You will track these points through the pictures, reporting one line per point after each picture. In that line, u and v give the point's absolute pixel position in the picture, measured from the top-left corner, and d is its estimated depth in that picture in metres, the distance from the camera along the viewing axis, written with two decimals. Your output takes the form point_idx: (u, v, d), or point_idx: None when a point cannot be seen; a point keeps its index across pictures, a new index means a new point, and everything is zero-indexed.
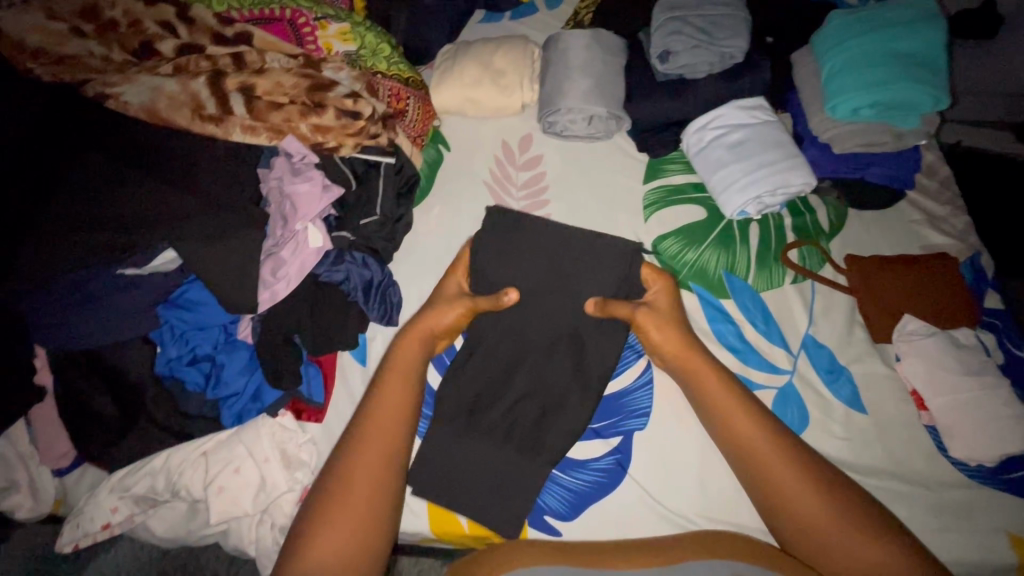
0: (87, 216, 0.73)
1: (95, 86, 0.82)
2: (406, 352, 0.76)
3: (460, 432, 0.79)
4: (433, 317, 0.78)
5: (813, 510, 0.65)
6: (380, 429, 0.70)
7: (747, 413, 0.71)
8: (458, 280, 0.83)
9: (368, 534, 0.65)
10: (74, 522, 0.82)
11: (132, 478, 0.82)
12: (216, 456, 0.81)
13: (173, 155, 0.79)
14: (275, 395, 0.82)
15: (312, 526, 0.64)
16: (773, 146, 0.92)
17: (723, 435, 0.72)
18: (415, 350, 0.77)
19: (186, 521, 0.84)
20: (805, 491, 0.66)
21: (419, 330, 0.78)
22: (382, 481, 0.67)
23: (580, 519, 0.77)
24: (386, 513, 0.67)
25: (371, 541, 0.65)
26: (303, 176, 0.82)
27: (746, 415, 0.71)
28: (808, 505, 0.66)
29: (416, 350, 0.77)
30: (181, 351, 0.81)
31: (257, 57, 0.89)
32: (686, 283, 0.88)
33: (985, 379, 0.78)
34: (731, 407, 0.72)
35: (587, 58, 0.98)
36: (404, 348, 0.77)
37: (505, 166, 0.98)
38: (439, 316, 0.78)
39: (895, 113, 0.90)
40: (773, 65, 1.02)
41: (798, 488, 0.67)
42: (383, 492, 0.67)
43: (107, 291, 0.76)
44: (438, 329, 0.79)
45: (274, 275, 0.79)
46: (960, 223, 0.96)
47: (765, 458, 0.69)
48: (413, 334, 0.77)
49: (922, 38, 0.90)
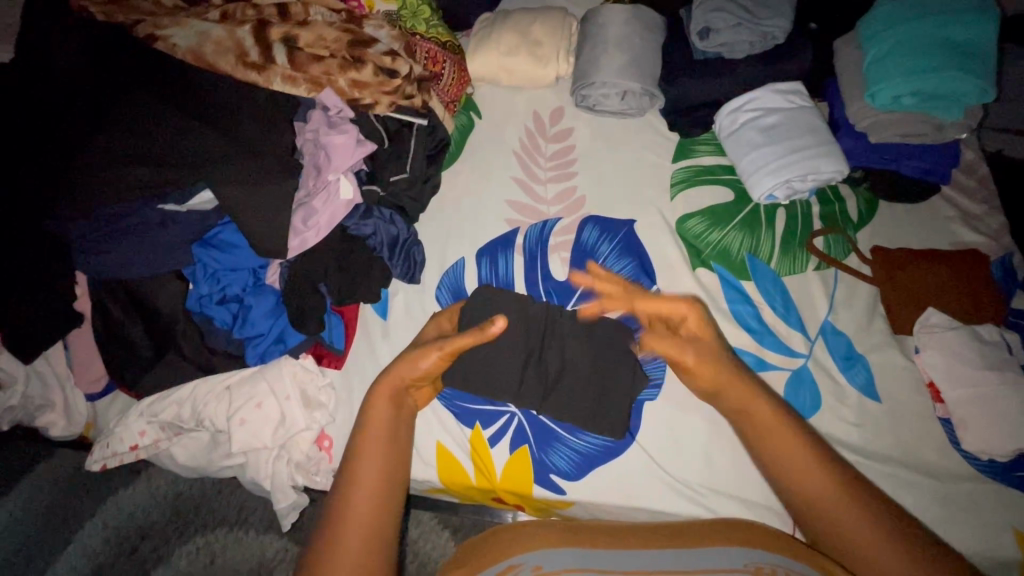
0: (135, 151, 0.76)
1: (147, 27, 0.84)
2: (377, 408, 0.71)
3: (468, 362, 0.81)
4: (408, 364, 0.73)
5: (855, 524, 0.62)
6: (376, 435, 0.69)
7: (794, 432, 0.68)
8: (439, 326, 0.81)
9: (382, 539, 0.62)
10: (104, 441, 0.86)
11: (160, 405, 0.86)
12: (241, 391, 0.84)
13: (213, 99, 0.81)
14: (299, 338, 0.86)
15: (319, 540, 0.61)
16: (807, 131, 0.91)
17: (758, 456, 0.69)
18: (386, 405, 0.71)
19: (207, 451, 0.87)
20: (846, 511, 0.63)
21: (390, 382, 0.72)
22: (384, 486, 0.65)
23: (586, 479, 0.79)
24: (389, 523, 0.64)
25: (381, 545, 0.62)
26: (339, 129, 0.84)
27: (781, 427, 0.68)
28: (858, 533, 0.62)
29: (387, 411, 0.71)
30: (212, 290, 0.83)
31: (302, 10, 0.90)
32: (707, 262, 0.88)
33: (1005, 375, 0.77)
34: (769, 430, 0.68)
35: (625, 32, 0.98)
36: (375, 403, 0.71)
37: (534, 137, 0.99)
38: (403, 366, 0.73)
39: (939, 103, 0.87)
40: (816, 51, 1.01)
41: (835, 501, 0.64)
42: (386, 500, 0.65)
43: (146, 225, 0.79)
44: (411, 376, 0.73)
45: (305, 224, 0.82)
46: (995, 223, 0.94)
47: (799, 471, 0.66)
48: (383, 388, 0.72)
49: (971, 28, 0.88)
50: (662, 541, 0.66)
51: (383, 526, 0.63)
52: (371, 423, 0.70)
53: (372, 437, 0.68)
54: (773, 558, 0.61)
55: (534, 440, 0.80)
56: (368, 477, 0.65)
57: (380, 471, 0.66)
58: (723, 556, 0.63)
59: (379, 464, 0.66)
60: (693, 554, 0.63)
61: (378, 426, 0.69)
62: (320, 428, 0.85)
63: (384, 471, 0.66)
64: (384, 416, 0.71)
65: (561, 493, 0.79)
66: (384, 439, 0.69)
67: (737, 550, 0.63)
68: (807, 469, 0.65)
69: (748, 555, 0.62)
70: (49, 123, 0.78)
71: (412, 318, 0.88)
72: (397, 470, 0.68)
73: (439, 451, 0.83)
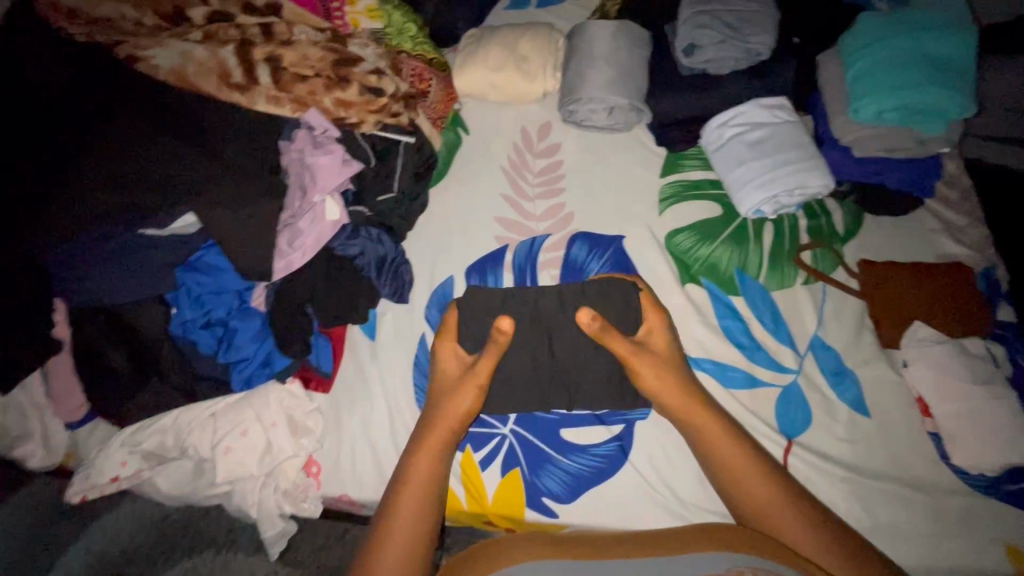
0: (116, 177, 0.74)
1: (127, 47, 0.82)
2: (423, 456, 0.71)
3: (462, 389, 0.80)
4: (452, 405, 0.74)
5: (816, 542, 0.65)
6: (417, 480, 0.70)
7: (735, 442, 0.71)
8: (452, 350, 0.79)
9: None
10: (84, 473, 0.84)
11: (142, 434, 0.84)
12: (226, 418, 0.83)
13: (197, 120, 0.80)
14: (285, 361, 0.83)
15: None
16: (793, 145, 0.92)
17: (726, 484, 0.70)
18: (433, 451, 0.72)
19: (191, 480, 0.85)
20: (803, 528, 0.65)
21: (442, 423, 0.74)
22: (420, 532, 0.67)
23: (577, 501, 0.78)
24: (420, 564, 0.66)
25: None
26: (324, 149, 0.84)
27: (733, 444, 0.71)
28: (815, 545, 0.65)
29: (436, 451, 0.72)
30: (196, 314, 0.82)
31: (285, 29, 0.90)
32: (696, 277, 0.88)
33: (992, 389, 0.78)
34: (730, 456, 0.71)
35: (612, 48, 0.98)
36: (422, 451, 0.72)
37: (522, 152, 0.98)
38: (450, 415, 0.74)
39: (919, 118, 0.89)
40: (800, 66, 1.01)
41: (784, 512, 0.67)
42: (422, 530, 0.68)
43: (129, 250, 0.78)
44: (459, 415, 0.74)
45: (291, 245, 0.81)
46: (978, 234, 0.95)
47: (750, 490, 0.69)
48: (433, 433, 0.73)
49: (951, 44, 0.89)
50: (651, 549, 0.63)
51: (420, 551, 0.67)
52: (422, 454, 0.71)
53: (415, 478, 0.70)
54: (753, 560, 0.59)
55: (525, 463, 0.80)
56: (404, 526, 0.67)
57: (417, 516, 0.68)
58: (703, 561, 0.60)
59: (416, 509, 0.68)
60: (680, 561, 0.60)
61: (422, 463, 0.71)
62: (308, 455, 0.83)
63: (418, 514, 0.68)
64: (431, 459, 0.71)
65: (554, 516, 0.78)
66: (427, 479, 0.70)
67: (722, 554, 0.60)
68: (747, 480, 0.69)
69: (731, 559, 0.59)
70: (23, 148, 0.76)
71: (401, 339, 0.86)
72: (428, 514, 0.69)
73: None
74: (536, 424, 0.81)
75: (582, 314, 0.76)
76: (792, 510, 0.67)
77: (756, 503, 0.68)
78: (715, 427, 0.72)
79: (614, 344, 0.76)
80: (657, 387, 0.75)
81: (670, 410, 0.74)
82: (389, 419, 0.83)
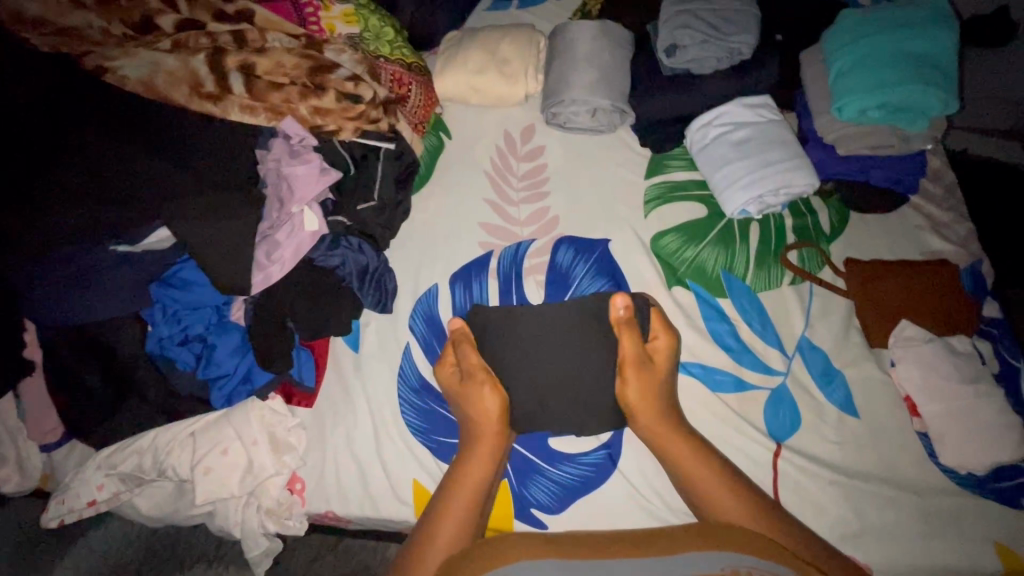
0: (84, 192, 0.72)
1: (95, 58, 0.80)
2: (470, 467, 0.73)
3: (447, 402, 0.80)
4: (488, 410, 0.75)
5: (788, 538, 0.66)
6: (464, 489, 0.71)
7: (695, 450, 0.73)
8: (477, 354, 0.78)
9: None
10: (60, 497, 0.82)
11: (119, 456, 0.82)
12: (205, 437, 0.81)
13: (167, 132, 0.78)
14: (266, 377, 0.82)
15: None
16: (777, 145, 0.91)
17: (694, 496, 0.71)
18: (481, 462, 0.73)
19: (172, 500, 0.84)
20: (770, 525, 0.67)
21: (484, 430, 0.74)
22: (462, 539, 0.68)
23: (566, 512, 0.77)
24: None
25: None
26: (302, 158, 0.82)
27: (694, 454, 0.72)
28: (787, 538, 0.66)
29: (482, 462, 0.73)
30: (172, 331, 0.80)
31: (258, 36, 0.88)
32: (683, 280, 0.88)
33: (980, 388, 0.78)
34: (694, 465, 0.72)
35: (593, 49, 0.97)
36: (470, 462, 0.73)
37: (506, 156, 0.97)
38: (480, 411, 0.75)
39: (903, 116, 0.88)
40: (782, 64, 1.01)
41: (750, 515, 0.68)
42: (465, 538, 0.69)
43: (98, 268, 0.75)
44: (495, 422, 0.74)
45: (269, 258, 0.79)
46: (963, 230, 0.95)
47: (714, 496, 0.70)
48: (480, 440, 0.74)
49: (933, 41, 0.89)
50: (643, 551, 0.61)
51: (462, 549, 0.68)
52: (471, 460, 0.73)
53: (462, 487, 0.71)
54: (749, 560, 0.57)
55: (513, 473, 0.79)
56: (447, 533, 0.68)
57: (461, 523, 0.69)
58: (700, 560, 0.58)
59: (459, 516, 0.69)
60: (674, 561, 0.58)
61: (472, 470, 0.72)
62: (292, 471, 0.82)
63: (462, 521, 0.69)
64: (479, 468, 0.72)
65: (543, 527, 0.77)
66: (472, 486, 0.71)
67: (718, 554, 0.58)
68: (713, 488, 0.70)
69: (728, 559, 0.57)
70: None
71: (385, 350, 0.85)
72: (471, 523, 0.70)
73: (416, 489, 0.80)
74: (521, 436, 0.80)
75: (619, 300, 0.76)
76: (764, 523, 0.67)
77: (721, 509, 0.69)
78: (675, 440, 0.73)
79: (626, 344, 0.75)
80: (629, 389, 0.74)
81: (642, 421, 0.74)
82: (374, 431, 0.82)
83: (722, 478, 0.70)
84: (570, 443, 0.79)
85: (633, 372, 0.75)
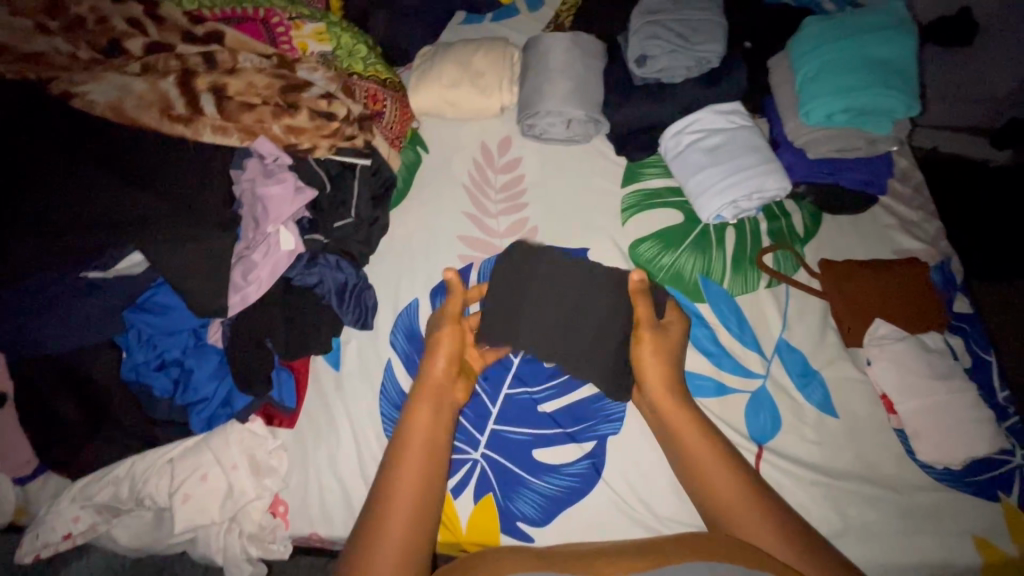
0: (51, 219, 0.70)
1: (61, 84, 0.79)
2: (423, 413, 0.72)
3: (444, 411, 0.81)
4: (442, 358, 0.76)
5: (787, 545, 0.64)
6: (417, 435, 0.70)
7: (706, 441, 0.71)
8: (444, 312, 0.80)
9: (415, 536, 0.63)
10: (33, 532, 0.78)
11: (95, 487, 0.80)
12: (184, 464, 0.79)
13: (137, 155, 0.77)
14: (247, 399, 0.82)
15: (358, 540, 0.63)
16: (748, 150, 0.92)
17: (702, 491, 0.70)
18: (432, 408, 0.73)
19: (152, 529, 0.81)
20: (768, 529, 0.65)
21: (437, 379, 0.75)
22: (422, 485, 0.67)
23: (552, 524, 0.77)
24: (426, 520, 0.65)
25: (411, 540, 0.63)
26: (276, 178, 0.81)
27: (707, 443, 0.71)
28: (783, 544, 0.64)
29: (432, 408, 0.73)
30: (148, 356, 0.80)
31: (229, 57, 0.88)
32: (662, 286, 0.88)
33: (953, 383, 0.79)
34: (703, 458, 0.70)
35: (567, 60, 0.97)
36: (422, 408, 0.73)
37: (483, 168, 0.98)
38: (438, 367, 0.76)
39: (869, 119, 0.89)
40: (751, 71, 1.03)
41: (751, 514, 0.66)
42: (424, 483, 0.67)
43: (66, 295, 0.75)
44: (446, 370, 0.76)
45: (245, 278, 0.78)
46: (932, 228, 0.97)
47: (712, 481, 0.69)
48: (431, 389, 0.74)
49: (893, 45, 0.91)
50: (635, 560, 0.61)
51: (419, 518, 0.65)
52: (422, 411, 0.72)
53: (415, 435, 0.70)
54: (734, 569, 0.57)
55: (498, 487, 0.79)
56: (405, 481, 0.66)
57: (419, 469, 0.68)
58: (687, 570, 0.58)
59: (417, 463, 0.68)
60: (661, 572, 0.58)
61: (423, 417, 0.72)
62: (273, 494, 0.81)
63: (420, 469, 0.68)
64: (430, 416, 0.72)
65: (530, 540, 0.77)
66: (426, 434, 0.70)
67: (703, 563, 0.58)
68: (718, 483, 0.69)
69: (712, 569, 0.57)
70: None
71: (366, 368, 0.85)
72: (430, 472, 0.68)
73: None
74: (506, 450, 0.80)
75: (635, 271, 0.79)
76: (761, 522, 0.65)
77: (724, 506, 0.67)
78: (689, 429, 0.72)
79: (642, 307, 0.78)
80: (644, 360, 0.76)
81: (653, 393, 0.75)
82: (357, 450, 0.82)
83: (729, 474, 0.69)
84: (556, 455, 0.79)
85: (649, 339, 0.77)
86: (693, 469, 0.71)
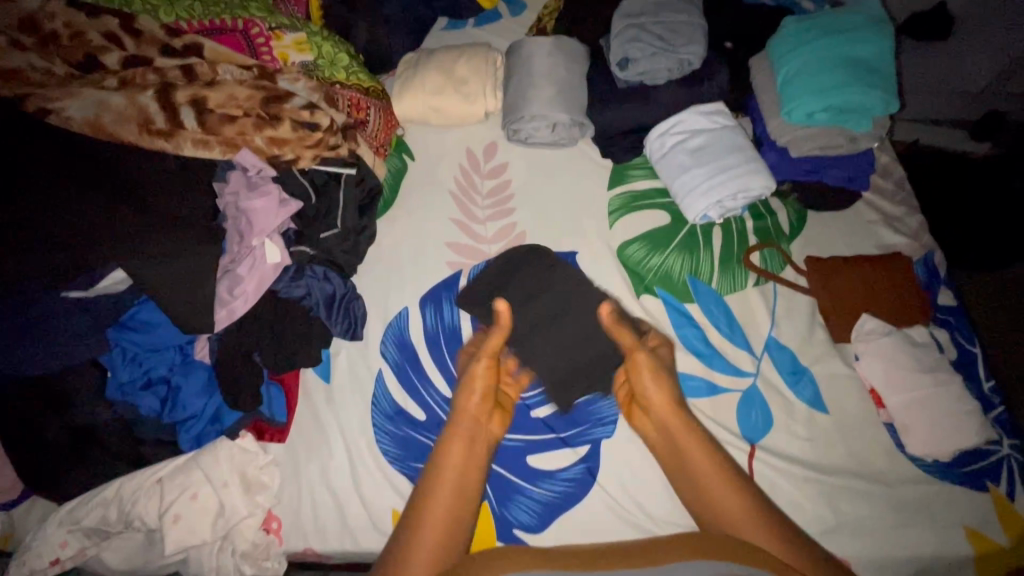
0: (27, 238, 0.69)
1: (36, 100, 0.78)
2: (453, 447, 0.71)
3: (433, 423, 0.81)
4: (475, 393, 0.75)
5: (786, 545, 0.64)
6: (449, 472, 0.70)
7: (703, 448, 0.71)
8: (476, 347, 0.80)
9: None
10: (19, 560, 0.77)
11: (82, 509, 0.78)
12: (172, 483, 0.78)
13: (117, 172, 0.76)
14: (235, 416, 0.81)
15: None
16: (732, 150, 0.93)
17: (701, 497, 0.70)
18: (463, 444, 0.72)
19: (143, 551, 0.80)
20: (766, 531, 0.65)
21: (467, 415, 0.74)
22: (452, 522, 0.66)
23: (548, 530, 0.77)
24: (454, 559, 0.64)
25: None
26: (259, 191, 0.81)
27: (704, 452, 0.71)
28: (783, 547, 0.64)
29: (464, 445, 0.72)
30: (134, 375, 0.79)
31: (209, 69, 0.87)
32: (651, 288, 0.89)
33: (939, 376, 0.80)
34: (700, 465, 0.71)
35: (550, 65, 0.97)
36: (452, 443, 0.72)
37: (469, 174, 0.97)
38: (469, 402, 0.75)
39: (850, 116, 0.90)
40: (733, 72, 1.03)
41: (749, 518, 0.66)
42: (453, 521, 0.66)
43: (47, 316, 0.73)
44: (480, 406, 0.75)
45: (231, 293, 0.78)
46: (915, 222, 0.99)
47: (709, 489, 0.69)
48: (463, 424, 0.74)
49: (870, 43, 0.92)
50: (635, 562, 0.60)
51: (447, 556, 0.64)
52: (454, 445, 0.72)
53: (444, 471, 0.69)
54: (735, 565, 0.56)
55: (493, 495, 0.78)
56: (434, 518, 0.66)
57: (448, 506, 0.67)
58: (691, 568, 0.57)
59: (446, 500, 0.68)
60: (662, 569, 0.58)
61: (454, 452, 0.71)
62: (266, 511, 0.80)
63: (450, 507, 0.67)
64: (462, 451, 0.71)
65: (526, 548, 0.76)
66: (456, 469, 0.70)
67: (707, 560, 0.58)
68: (716, 490, 0.69)
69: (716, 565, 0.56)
70: None
71: (356, 379, 0.84)
72: (460, 511, 0.68)
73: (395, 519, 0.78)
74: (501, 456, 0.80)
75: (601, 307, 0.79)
76: (761, 525, 0.66)
77: (723, 510, 0.68)
78: (686, 436, 0.72)
79: (621, 334, 0.78)
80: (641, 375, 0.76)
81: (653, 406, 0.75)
82: (349, 462, 0.81)
83: (727, 479, 0.69)
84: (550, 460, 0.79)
85: (642, 361, 0.76)
86: (695, 478, 0.71)
